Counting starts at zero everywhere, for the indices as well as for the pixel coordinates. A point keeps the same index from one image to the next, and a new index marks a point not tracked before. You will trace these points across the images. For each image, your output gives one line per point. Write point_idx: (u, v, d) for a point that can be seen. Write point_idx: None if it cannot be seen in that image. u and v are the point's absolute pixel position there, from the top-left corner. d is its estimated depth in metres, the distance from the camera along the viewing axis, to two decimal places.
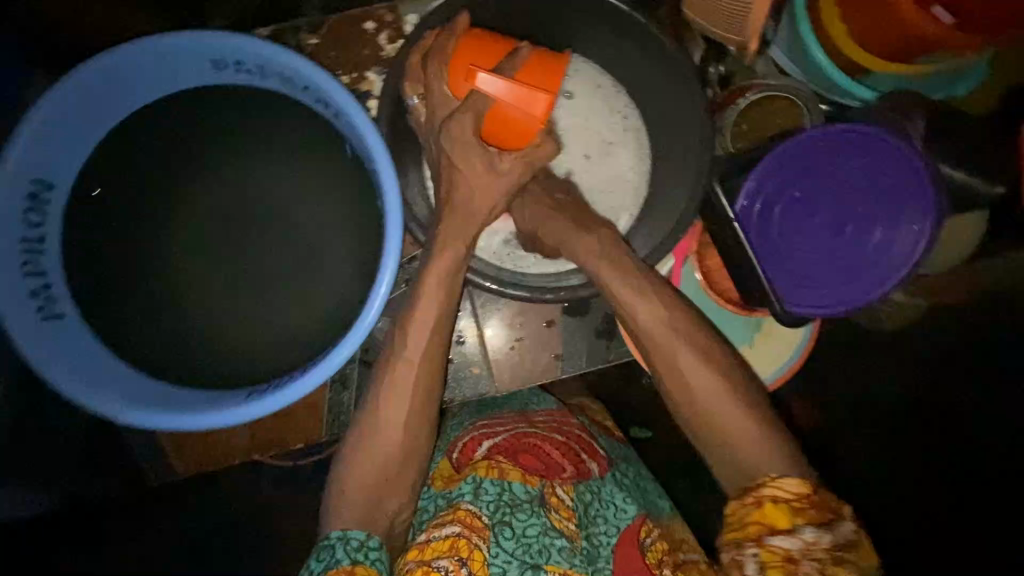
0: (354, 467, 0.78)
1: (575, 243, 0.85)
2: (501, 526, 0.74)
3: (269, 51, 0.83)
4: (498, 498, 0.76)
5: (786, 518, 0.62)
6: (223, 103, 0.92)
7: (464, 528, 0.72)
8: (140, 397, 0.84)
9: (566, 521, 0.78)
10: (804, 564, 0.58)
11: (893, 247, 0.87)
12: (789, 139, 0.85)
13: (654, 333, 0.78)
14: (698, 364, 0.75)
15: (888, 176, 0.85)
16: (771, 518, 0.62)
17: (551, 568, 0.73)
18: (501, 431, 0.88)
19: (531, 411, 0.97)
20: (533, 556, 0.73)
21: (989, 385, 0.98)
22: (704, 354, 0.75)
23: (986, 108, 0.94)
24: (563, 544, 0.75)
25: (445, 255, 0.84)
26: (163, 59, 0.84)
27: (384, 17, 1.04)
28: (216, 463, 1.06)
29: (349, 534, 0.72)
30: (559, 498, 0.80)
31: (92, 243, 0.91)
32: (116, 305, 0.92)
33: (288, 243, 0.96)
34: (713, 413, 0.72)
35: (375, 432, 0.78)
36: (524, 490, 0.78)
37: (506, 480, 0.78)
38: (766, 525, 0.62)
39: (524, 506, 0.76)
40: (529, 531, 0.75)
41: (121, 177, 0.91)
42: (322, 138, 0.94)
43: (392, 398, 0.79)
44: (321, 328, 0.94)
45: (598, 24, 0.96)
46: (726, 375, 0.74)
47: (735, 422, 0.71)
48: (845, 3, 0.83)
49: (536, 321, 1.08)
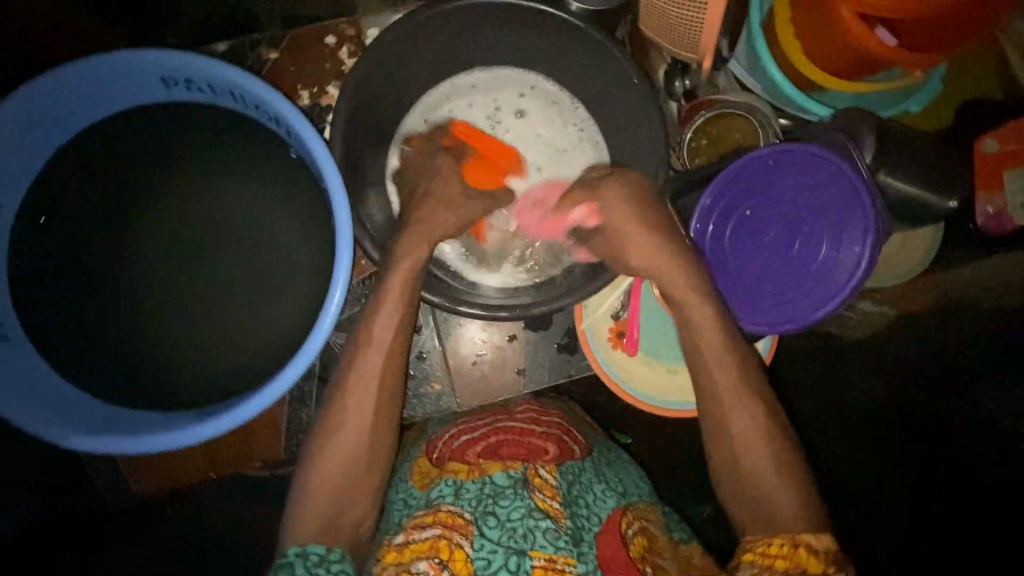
0: (314, 476, 0.72)
1: (640, 238, 0.82)
2: (484, 517, 0.70)
3: (215, 67, 0.77)
4: (480, 493, 0.73)
5: (819, 566, 0.65)
6: (175, 120, 0.86)
7: (444, 529, 0.68)
8: (89, 420, 0.77)
9: (550, 500, 0.72)
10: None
11: (836, 267, 0.85)
12: (739, 158, 0.86)
13: (697, 330, 0.80)
14: (727, 372, 0.78)
15: (830, 196, 0.85)
16: (804, 562, 0.65)
17: (535, 554, 0.67)
18: (480, 427, 0.86)
19: (512, 404, 0.95)
20: (518, 541, 0.68)
21: (979, 395, 0.87)
22: (736, 364, 0.78)
23: (936, 124, 1.00)
24: (548, 526, 0.69)
25: (412, 257, 0.82)
26: (108, 77, 0.78)
27: (345, 32, 1.00)
28: (176, 483, 1.01)
29: (307, 549, 0.66)
30: (543, 478, 0.75)
31: (36, 263, 0.84)
32: (103, 303, 0.86)
33: (241, 258, 0.89)
34: (737, 427, 0.75)
35: (336, 431, 0.74)
36: (505, 478, 0.74)
37: (487, 475, 0.75)
38: (795, 566, 0.65)
39: (507, 492, 0.72)
40: (512, 515, 0.70)
41: (67, 191, 0.85)
42: (276, 154, 0.88)
43: (360, 392, 0.76)
44: (283, 349, 0.87)
45: (555, 38, 0.94)
46: (751, 388, 0.77)
47: (753, 441, 0.74)
48: (797, 22, 0.88)
49: (499, 335, 1.03)
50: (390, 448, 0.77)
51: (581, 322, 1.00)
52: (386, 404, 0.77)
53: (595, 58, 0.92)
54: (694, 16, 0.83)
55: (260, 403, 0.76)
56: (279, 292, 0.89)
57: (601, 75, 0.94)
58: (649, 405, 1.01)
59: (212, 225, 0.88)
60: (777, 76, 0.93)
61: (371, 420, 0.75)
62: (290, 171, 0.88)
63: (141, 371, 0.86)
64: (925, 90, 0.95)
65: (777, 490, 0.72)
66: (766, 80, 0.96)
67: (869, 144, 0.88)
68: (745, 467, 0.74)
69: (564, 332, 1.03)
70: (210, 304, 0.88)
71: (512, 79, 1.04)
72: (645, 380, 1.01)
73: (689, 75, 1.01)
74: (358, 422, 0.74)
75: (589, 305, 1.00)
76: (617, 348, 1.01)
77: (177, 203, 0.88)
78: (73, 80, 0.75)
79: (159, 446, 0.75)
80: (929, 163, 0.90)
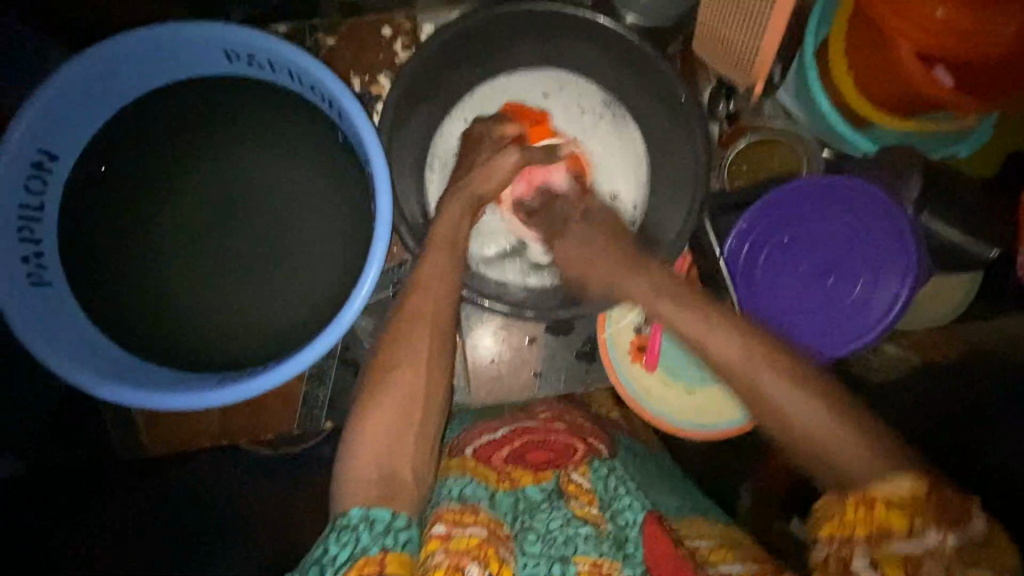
0: (366, 441, 0.71)
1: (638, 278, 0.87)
2: (524, 533, 0.72)
3: (276, 46, 0.80)
4: (515, 507, 0.75)
5: (906, 521, 0.60)
6: (234, 93, 0.90)
7: (489, 534, 0.69)
8: (124, 376, 0.80)
9: (587, 507, 0.76)
10: (926, 565, 0.58)
11: (869, 305, 0.85)
12: (779, 186, 0.86)
13: (717, 349, 0.77)
14: (778, 378, 0.72)
15: (870, 234, 0.84)
16: (884, 520, 0.60)
17: (578, 559, 0.70)
18: (501, 427, 0.88)
19: (533, 407, 0.96)
20: (558, 548, 0.71)
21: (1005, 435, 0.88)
22: (779, 365, 0.73)
23: (990, 171, 0.98)
24: (588, 532, 0.73)
25: (435, 256, 0.82)
26: (175, 45, 0.81)
27: (401, 25, 1.02)
28: (184, 448, 1.03)
29: (372, 514, 0.65)
30: (577, 484, 0.79)
31: (82, 221, 0.86)
32: (122, 275, 0.88)
33: (279, 232, 0.90)
34: (804, 426, 0.69)
35: (386, 392, 0.73)
36: (537, 491, 0.78)
37: (520, 488, 0.78)
38: (880, 531, 0.60)
39: (543, 505, 0.76)
40: (551, 526, 0.73)
41: (124, 154, 0.88)
42: (323, 135, 0.90)
43: (411, 365, 0.75)
44: (312, 322, 0.90)
45: (603, 51, 0.95)
46: (810, 384, 0.72)
47: (828, 433, 0.68)
48: (851, 53, 0.88)
49: (519, 336, 1.03)
50: (438, 423, 0.75)
51: (603, 331, 1.00)
52: (426, 385, 0.75)
53: (643, 73, 0.93)
54: (756, 34, 0.81)
55: (276, 375, 0.77)
56: (312, 268, 0.90)
57: (647, 90, 0.95)
58: (666, 424, 1.00)
59: (255, 197, 0.90)
60: (825, 107, 0.93)
61: (405, 405, 0.73)
62: (336, 152, 0.91)
63: (174, 333, 0.88)
64: (976, 134, 0.94)
65: (853, 453, 0.66)
66: (812, 109, 0.96)
67: (916, 182, 0.89)
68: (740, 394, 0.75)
69: (585, 339, 1.04)
70: (245, 273, 0.90)
71: (535, 83, 1.02)
72: (664, 397, 1.00)
73: (735, 98, 1.00)
74: (409, 389, 0.73)
75: (612, 316, 1.00)
76: (636, 363, 1.00)
77: (225, 171, 0.90)
78: (144, 45, 0.79)
79: (178, 403, 0.77)
80: (974, 206, 0.89)
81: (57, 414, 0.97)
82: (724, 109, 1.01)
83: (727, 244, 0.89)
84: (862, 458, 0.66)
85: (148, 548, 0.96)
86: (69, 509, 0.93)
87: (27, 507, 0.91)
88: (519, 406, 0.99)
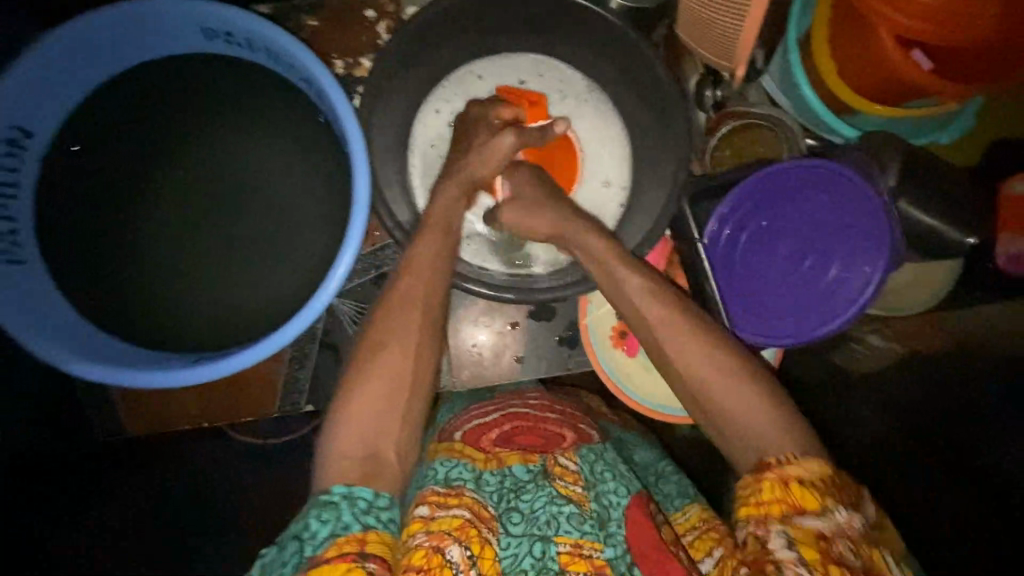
0: (350, 422, 0.71)
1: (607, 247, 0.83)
2: (508, 513, 0.71)
3: (253, 24, 0.79)
4: (501, 487, 0.74)
5: (815, 500, 0.59)
6: (214, 72, 0.89)
7: (472, 516, 0.69)
8: (98, 354, 0.80)
9: (573, 487, 0.74)
10: (837, 542, 0.57)
11: (844, 287, 0.86)
12: (759, 170, 0.85)
13: (648, 311, 0.77)
14: (701, 346, 0.72)
15: (847, 216, 0.85)
16: (798, 498, 0.59)
17: (560, 540, 0.69)
18: (492, 411, 0.87)
19: (524, 391, 0.96)
20: (541, 528, 0.70)
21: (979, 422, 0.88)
22: (704, 333, 0.73)
23: (972, 161, 0.99)
24: (572, 511, 0.71)
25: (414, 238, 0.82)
26: (152, 21, 0.80)
27: (385, 7, 1.02)
28: (164, 429, 1.02)
29: (354, 492, 0.64)
30: (564, 466, 0.77)
31: (59, 199, 0.86)
32: (99, 254, 0.88)
33: (257, 212, 0.90)
34: (719, 397, 0.70)
35: (371, 369, 0.73)
36: (525, 471, 0.76)
37: (507, 467, 0.76)
38: (793, 508, 0.58)
39: (529, 485, 0.74)
40: (535, 506, 0.72)
41: (102, 132, 0.87)
42: (303, 116, 0.90)
43: (397, 343, 0.74)
44: (291, 304, 0.89)
45: (586, 34, 0.94)
46: (732, 355, 0.72)
47: (742, 406, 0.68)
48: (834, 39, 0.88)
49: (502, 321, 1.03)
50: (423, 407, 0.75)
51: (585, 316, 1.00)
52: (401, 367, 0.73)
53: (625, 57, 0.93)
54: (735, 21, 0.81)
55: (260, 352, 0.77)
56: (291, 250, 0.90)
57: (630, 73, 0.94)
58: (647, 408, 1.01)
59: (233, 177, 0.90)
60: (809, 94, 0.93)
61: (383, 386, 0.72)
62: (316, 133, 0.90)
63: (151, 313, 0.88)
64: (960, 121, 0.95)
65: (767, 426, 0.67)
66: (796, 97, 0.96)
67: (893, 173, 0.88)
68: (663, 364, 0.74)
69: (568, 324, 1.04)
70: (222, 253, 0.90)
71: (513, 68, 1.01)
72: (644, 382, 1.01)
73: (721, 86, 1.01)
74: (389, 368, 0.73)
75: (594, 300, 1.00)
76: (618, 348, 1.01)
77: (204, 151, 0.89)
78: (120, 21, 0.78)
79: (161, 381, 0.76)
80: (954, 194, 0.89)
81: (55, 412, 0.94)
82: (711, 96, 1.01)
83: (709, 227, 0.89)
84: (773, 433, 0.66)
85: (148, 547, 1.07)
86: (69, 509, 0.96)
87: (27, 508, 0.89)
88: (512, 390, 0.98)
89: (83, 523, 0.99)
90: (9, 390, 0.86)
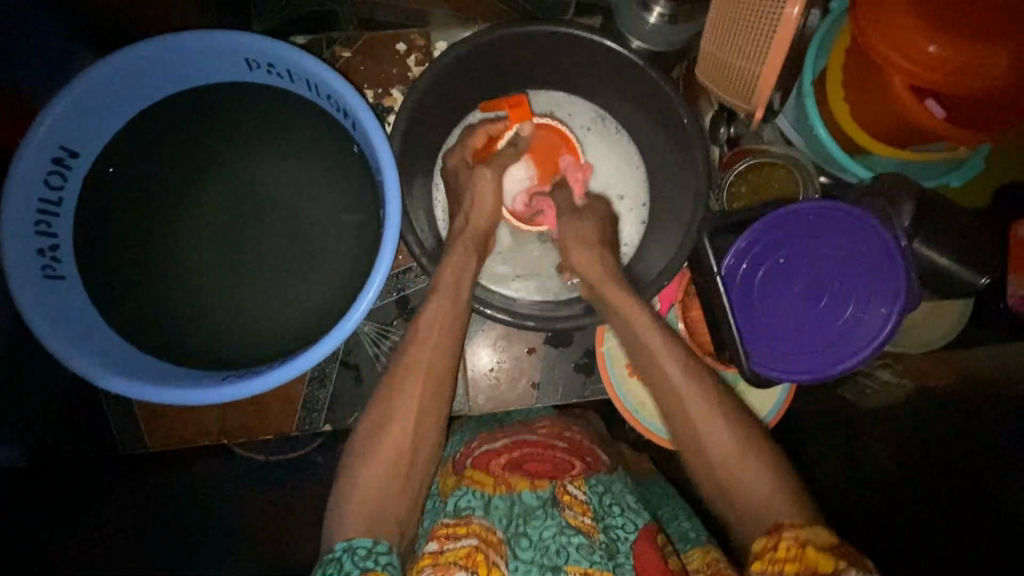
0: (369, 464, 0.73)
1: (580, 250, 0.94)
2: (517, 538, 0.71)
3: (294, 56, 0.82)
4: (510, 511, 0.73)
5: (828, 562, 0.60)
6: (253, 100, 0.92)
7: (481, 542, 0.68)
8: (124, 368, 0.81)
9: (581, 516, 0.74)
10: None
11: (859, 327, 0.89)
12: (778, 209, 0.88)
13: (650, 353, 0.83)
14: (696, 394, 0.79)
15: (863, 258, 0.88)
16: (813, 559, 0.61)
17: (570, 569, 0.68)
18: (502, 438, 0.86)
19: (532, 420, 0.94)
20: (551, 558, 0.70)
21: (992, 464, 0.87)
22: (698, 383, 0.80)
23: (979, 201, 1.04)
24: (581, 541, 0.71)
25: (440, 274, 0.86)
26: (198, 53, 0.84)
27: (415, 41, 1.06)
28: (184, 444, 1.05)
29: (355, 543, 0.66)
30: (572, 495, 0.77)
31: (99, 215, 0.89)
32: (133, 269, 0.91)
33: (288, 234, 0.93)
34: (716, 449, 0.75)
35: (380, 415, 0.76)
36: (534, 497, 0.75)
37: (516, 492, 0.75)
38: (806, 566, 0.60)
39: (538, 512, 0.73)
40: (544, 535, 0.71)
41: (141, 153, 0.90)
42: (335, 143, 0.93)
43: (398, 399, 0.77)
44: (316, 325, 0.92)
45: (611, 75, 0.98)
46: (724, 409, 0.78)
47: (739, 462, 0.74)
48: (849, 85, 0.92)
49: (519, 346, 1.05)
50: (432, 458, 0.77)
51: (602, 345, 1.02)
52: (430, 404, 0.78)
53: (649, 95, 0.95)
54: (768, 28, 0.79)
55: (285, 373, 0.78)
56: (317, 274, 0.93)
57: (651, 111, 0.98)
58: (661, 437, 1.02)
59: (264, 200, 0.93)
60: (822, 132, 0.96)
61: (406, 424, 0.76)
62: (346, 160, 0.93)
63: (181, 330, 0.91)
64: (971, 165, 0.98)
65: (765, 488, 0.72)
66: (811, 137, 0.99)
67: (908, 212, 0.90)
68: (686, 415, 0.78)
69: (584, 351, 1.06)
70: (250, 272, 0.93)
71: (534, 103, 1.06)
72: (660, 413, 1.02)
73: (735, 122, 1.04)
74: (409, 404, 0.77)
75: (611, 330, 1.02)
76: (635, 377, 1.02)
77: (245, 175, 0.93)
78: (168, 51, 0.81)
79: (189, 400, 0.78)
80: (966, 238, 0.91)
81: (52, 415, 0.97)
82: (726, 134, 1.05)
83: (726, 262, 0.91)
84: (770, 497, 0.71)
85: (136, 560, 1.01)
86: (68, 509, 0.92)
87: (26, 507, 0.88)
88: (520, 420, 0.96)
89: (83, 523, 0.93)
90: (15, 390, 0.87)
